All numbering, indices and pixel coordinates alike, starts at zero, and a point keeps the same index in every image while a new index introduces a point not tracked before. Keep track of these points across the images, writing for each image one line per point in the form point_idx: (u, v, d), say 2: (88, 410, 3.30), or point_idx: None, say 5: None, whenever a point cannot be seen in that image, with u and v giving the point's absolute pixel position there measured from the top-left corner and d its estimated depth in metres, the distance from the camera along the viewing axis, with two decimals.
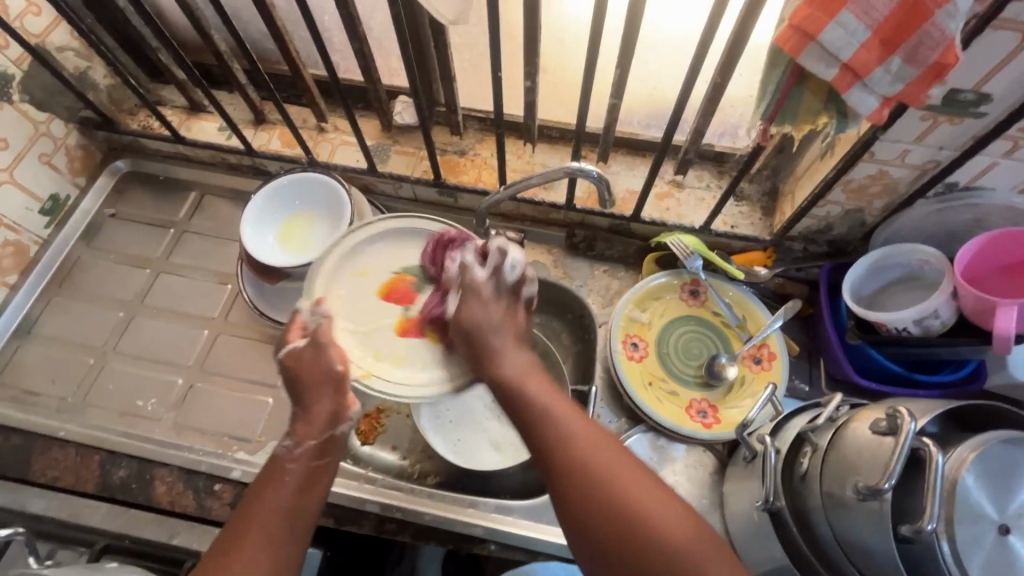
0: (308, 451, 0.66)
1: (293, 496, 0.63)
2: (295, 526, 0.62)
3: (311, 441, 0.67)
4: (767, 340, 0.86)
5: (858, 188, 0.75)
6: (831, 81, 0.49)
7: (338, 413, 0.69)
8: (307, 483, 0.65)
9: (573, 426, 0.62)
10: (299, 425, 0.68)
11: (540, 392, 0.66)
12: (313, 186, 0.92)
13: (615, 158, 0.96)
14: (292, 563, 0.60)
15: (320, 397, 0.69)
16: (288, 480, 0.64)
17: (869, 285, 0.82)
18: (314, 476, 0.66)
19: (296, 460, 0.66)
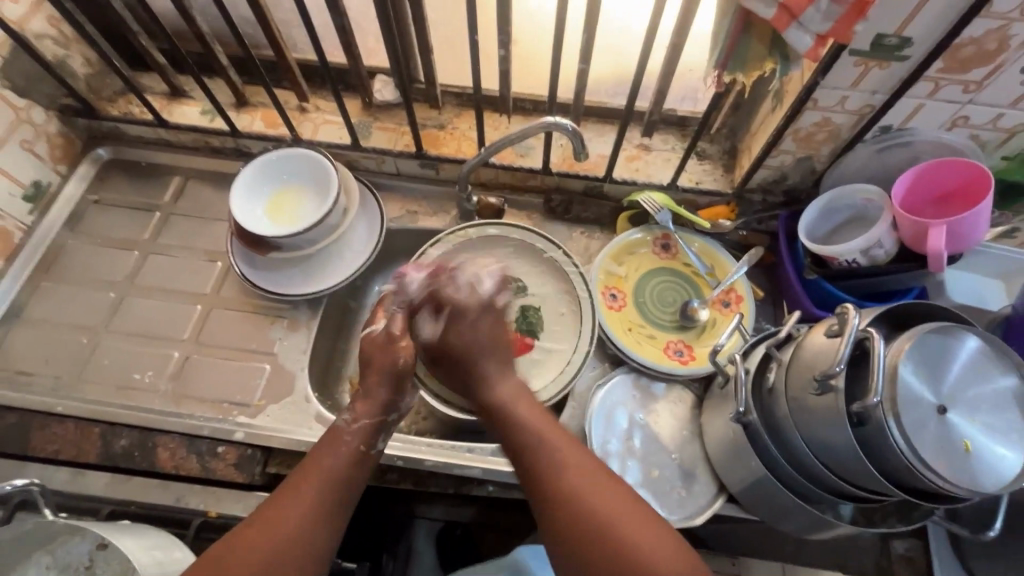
0: (362, 428, 0.71)
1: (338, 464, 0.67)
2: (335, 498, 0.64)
3: (366, 420, 0.72)
4: (734, 285, 0.94)
5: (806, 135, 0.83)
6: (770, 21, 0.55)
7: (392, 402, 0.75)
8: (353, 471, 0.67)
9: (564, 454, 0.63)
10: (359, 403, 0.73)
11: (559, 442, 0.65)
12: (298, 162, 0.95)
13: (587, 126, 1.03)
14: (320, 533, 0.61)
15: (380, 385, 0.75)
16: (341, 447, 0.68)
17: (822, 227, 0.90)
18: (360, 463, 0.68)
19: (351, 434, 0.70)
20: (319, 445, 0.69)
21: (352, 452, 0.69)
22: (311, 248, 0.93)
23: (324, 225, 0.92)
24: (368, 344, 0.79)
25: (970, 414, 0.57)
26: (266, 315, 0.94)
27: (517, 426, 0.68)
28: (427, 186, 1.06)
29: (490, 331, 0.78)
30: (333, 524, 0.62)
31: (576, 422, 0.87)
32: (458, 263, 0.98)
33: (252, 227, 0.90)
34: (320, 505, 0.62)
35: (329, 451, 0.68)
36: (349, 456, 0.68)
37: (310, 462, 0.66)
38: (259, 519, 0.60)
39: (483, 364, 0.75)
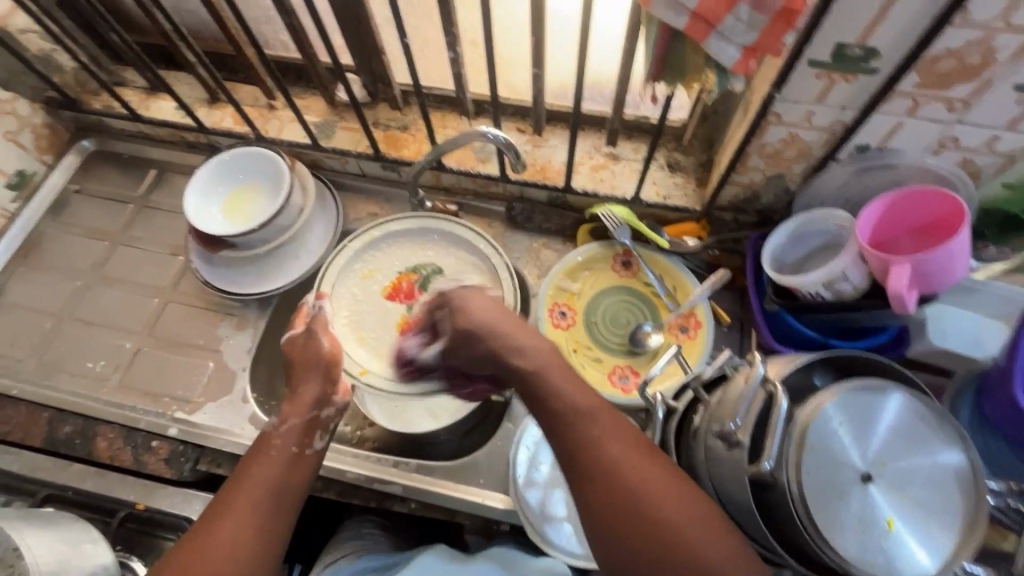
0: (293, 429, 0.69)
1: (278, 474, 0.64)
2: (276, 512, 0.62)
3: (295, 420, 0.69)
4: (695, 309, 0.87)
5: (773, 152, 0.75)
6: (683, 30, 0.49)
7: (324, 396, 0.73)
8: (289, 471, 0.65)
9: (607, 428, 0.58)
10: (285, 405, 0.71)
11: (606, 417, 0.58)
12: (254, 160, 0.95)
13: (553, 131, 0.98)
14: (270, 547, 0.60)
15: (308, 381, 0.73)
16: (275, 454, 0.66)
17: (792, 253, 0.81)
18: (297, 463, 0.66)
19: (283, 437, 0.68)
20: (252, 451, 0.67)
21: (288, 452, 0.66)
22: (263, 247, 0.92)
23: (274, 226, 0.91)
24: (293, 341, 0.78)
25: (900, 488, 0.50)
26: (217, 312, 0.95)
27: (560, 403, 0.60)
28: (389, 188, 1.05)
29: (488, 302, 0.71)
30: (271, 536, 0.60)
31: (507, 444, 0.83)
32: (383, 255, 0.95)
33: (205, 224, 0.91)
34: (254, 515, 0.60)
35: (269, 454, 0.66)
36: (283, 458, 0.66)
37: (244, 473, 0.64)
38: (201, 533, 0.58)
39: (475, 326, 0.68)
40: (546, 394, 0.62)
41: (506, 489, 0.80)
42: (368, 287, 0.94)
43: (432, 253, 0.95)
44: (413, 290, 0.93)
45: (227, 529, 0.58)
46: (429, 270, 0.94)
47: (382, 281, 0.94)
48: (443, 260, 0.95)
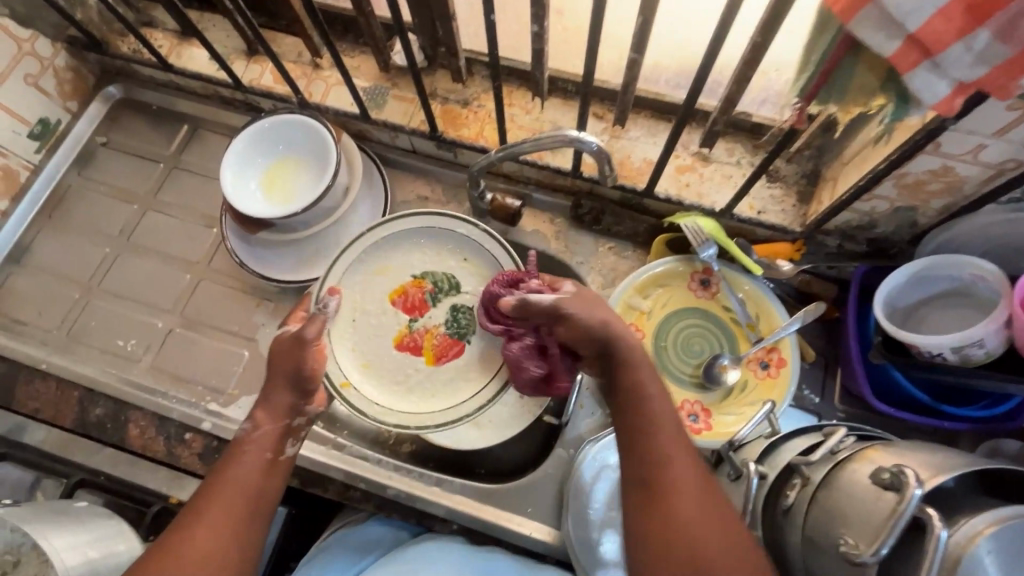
0: (266, 435, 0.62)
1: (257, 477, 0.59)
2: (256, 514, 0.57)
3: (269, 426, 0.62)
4: (779, 345, 0.78)
5: (914, 183, 0.63)
6: (889, 56, 0.40)
7: (298, 405, 0.64)
8: (261, 483, 0.59)
9: (686, 478, 0.54)
10: (256, 408, 0.63)
11: (682, 460, 0.55)
12: (298, 129, 0.85)
13: (635, 121, 0.86)
14: (254, 548, 0.57)
15: (279, 390, 0.64)
16: (250, 458, 0.60)
17: (907, 297, 0.71)
18: (271, 472, 0.60)
19: (255, 441, 0.61)
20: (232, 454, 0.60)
21: (259, 462, 0.60)
22: (307, 230, 0.84)
23: (320, 209, 0.82)
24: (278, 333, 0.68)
25: None
26: (253, 296, 0.89)
27: (643, 437, 0.56)
28: (442, 169, 0.94)
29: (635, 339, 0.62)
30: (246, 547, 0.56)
31: (560, 472, 0.78)
32: (389, 255, 0.84)
33: (244, 202, 0.82)
34: (231, 521, 0.56)
35: (243, 460, 0.60)
36: (261, 460, 0.60)
37: (219, 474, 0.59)
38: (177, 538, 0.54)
39: (619, 341, 0.60)
40: (634, 383, 0.59)
41: (555, 522, 0.76)
42: (376, 283, 0.84)
43: (444, 260, 0.84)
44: (421, 302, 0.83)
45: (205, 535, 0.54)
46: (445, 285, 0.83)
47: (390, 280, 0.83)
48: (457, 269, 0.84)
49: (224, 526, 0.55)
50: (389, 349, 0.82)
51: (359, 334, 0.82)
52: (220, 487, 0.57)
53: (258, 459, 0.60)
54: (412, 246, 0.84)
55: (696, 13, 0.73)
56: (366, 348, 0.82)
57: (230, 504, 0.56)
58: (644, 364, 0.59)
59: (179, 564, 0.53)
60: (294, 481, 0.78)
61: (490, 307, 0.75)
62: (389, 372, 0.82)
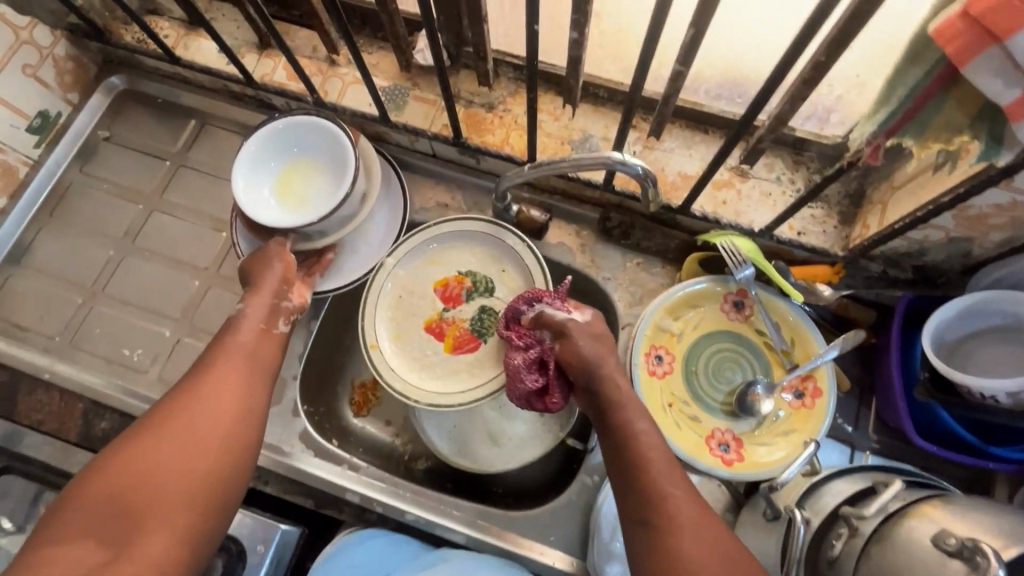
0: (258, 317, 0.69)
1: (243, 362, 0.64)
2: (246, 405, 0.61)
3: (261, 310, 0.69)
4: (814, 373, 0.74)
5: (976, 216, 0.59)
6: (1006, 102, 0.42)
7: (283, 291, 0.72)
8: (247, 359, 0.64)
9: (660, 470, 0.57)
10: (247, 294, 0.70)
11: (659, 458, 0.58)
12: (313, 132, 0.79)
13: (670, 131, 0.81)
14: (244, 434, 0.59)
15: (266, 271, 0.72)
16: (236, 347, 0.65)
17: (957, 331, 0.68)
18: (261, 346, 0.67)
19: (246, 319, 0.68)
20: (213, 351, 0.65)
21: (241, 352, 0.65)
22: (321, 240, 0.77)
23: (334, 218, 0.76)
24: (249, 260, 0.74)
25: None
26: None
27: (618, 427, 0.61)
28: (463, 175, 0.89)
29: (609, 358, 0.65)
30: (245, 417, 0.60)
31: (584, 499, 0.76)
32: (447, 248, 0.85)
33: (255, 209, 0.76)
34: (224, 404, 0.59)
35: (226, 355, 0.64)
36: (244, 353, 0.65)
37: (206, 364, 0.62)
38: (160, 421, 0.57)
39: (604, 373, 0.63)
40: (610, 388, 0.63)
41: (579, 552, 0.73)
42: (428, 270, 0.85)
43: (489, 265, 0.84)
44: (459, 297, 0.83)
45: (196, 414, 0.57)
46: (486, 289, 0.83)
47: (440, 270, 0.84)
48: (498, 279, 0.83)
49: (215, 411, 0.58)
50: (417, 327, 0.83)
51: (393, 313, 0.84)
52: (211, 372, 0.61)
53: (253, 334, 0.67)
54: (468, 246, 0.85)
55: (744, 21, 0.68)
56: (397, 318, 0.83)
57: (224, 390, 0.60)
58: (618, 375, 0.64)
59: (166, 440, 0.55)
60: (308, 502, 0.76)
61: (507, 320, 0.75)
62: (412, 349, 0.82)
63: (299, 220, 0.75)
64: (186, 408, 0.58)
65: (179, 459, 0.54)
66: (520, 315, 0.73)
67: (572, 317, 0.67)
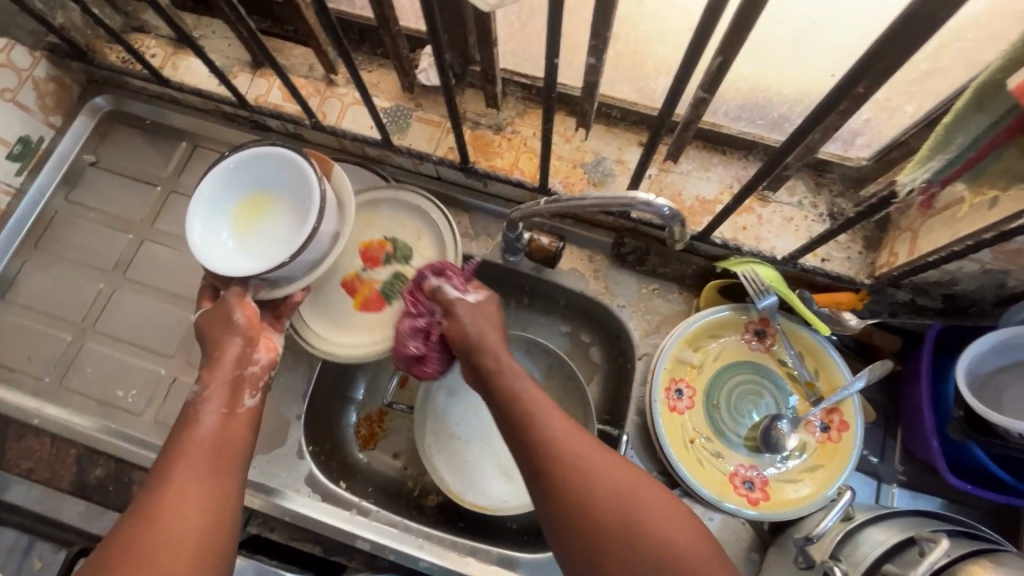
0: (219, 395, 0.63)
1: (208, 457, 0.59)
2: (222, 503, 0.57)
3: (221, 385, 0.63)
4: (840, 405, 0.72)
5: (1016, 250, 0.56)
6: None
7: (244, 356, 0.65)
8: (212, 451, 0.59)
9: (648, 501, 0.54)
10: (205, 370, 0.64)
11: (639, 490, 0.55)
12: (279, 163, 0.68)
13: (687, 153, 0.78)
14: (225, 540, 0.56)
15: (225, 342, 0.65)
16: (199, 439, 0.59)
17: (990, 363, 0.65)
18: (229, 430, 0.62)
19: (207, 403, 0.62)
20: (172, 447, 0.59)
21: (205, 444, 0.59)
22: (286, 287, 0.68)
23: (300, 262, 0.66)
24: (207, 316, 0.67)
25: None
26: None
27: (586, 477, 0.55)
28: (469, 198, 0.85)
29: (495, 329, 0.66)
30: (220, 521, 0.56)
31: None
32: (377, 213, 0.80)
33: (210, 255, 0.67)
34: (196, 513, 0.55)
35: (186, 449, 0.58)
36: (207, 445, 0.59)
37: (164, 471, 0.56)
38: (122, 551, 0.51)
39: (484, 349, 0.64)
40: (551, 431, 0.57)
41: None
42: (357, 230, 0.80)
43: (412, 234, 0.79)
44: (378, 259, 0.78)
45: (169, 536, 0.52)
46: (406, 256, 0.78)
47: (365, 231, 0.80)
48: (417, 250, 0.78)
49: (189, 523, 0.54)
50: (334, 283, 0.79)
51: None
52: (175, 478, 0.56)
53: (218, 418, 0.62)
54: (395, 213, 0.80)
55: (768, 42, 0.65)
56: None
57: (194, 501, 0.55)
58: (563, 422, 0.59)
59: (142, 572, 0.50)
60: (318, 550, 0.74)
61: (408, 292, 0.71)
62: (322, 303, 0.78)
63: (259, 265, 0.66)
64: (150, 532, 0.52)
65: None
66: (419, 289, 0.70)
67: (463, 297, 0.66)
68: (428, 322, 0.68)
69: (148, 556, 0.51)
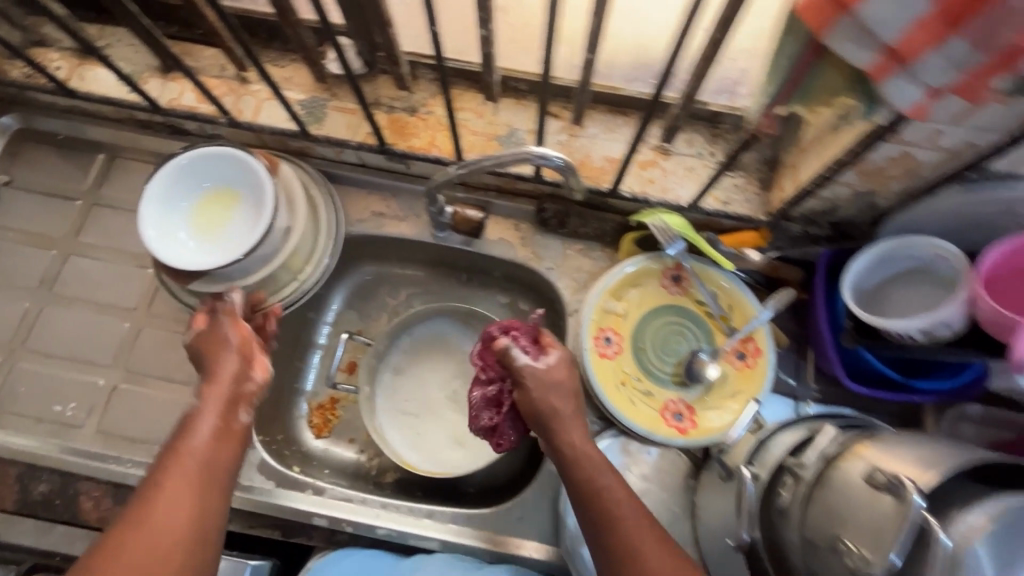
0: (216, 409, 0.63)
1: (198, 471, 0.58)
2: (207, 521, 0.56)
3: (217, 401, 0.63)
4: (753, 334, 0.78)
5: (874, 169, 0.64)
6: (868, 67, 0.45)
7: (241, 374, 0.66)
8: (204, 467, 0.58)
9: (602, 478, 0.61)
10: (203, 385, 0.65)
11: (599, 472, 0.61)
12: (222, 164, 0.76)
13: (592, 117, 0.83)
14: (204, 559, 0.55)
15: (223, 359, 0.67)
16: (192, 452, 0.59)
17: (873, 278, 0.72)
18: (222, 445, 0.61)
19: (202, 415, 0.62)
20: (164, 456, 0.58)
21: (197, 460, 0.58)
22: (243, 279, 0.76)
23: (258, 255, 0.74)
24: (199, 335, 0.69)
25: None
26: None
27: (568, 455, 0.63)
28: (394, 181, 0.88)
29: (559, 388, 0.66)
30: (204, 534, 0.55)
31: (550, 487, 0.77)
32: None
33: (167, 250, 0.73)
34: (180, 528, 0.54)
35: (180, 461, 0.58)
36: (200, 459, 0.59)
37: (154, 480, 0.56)
38: (106, 551, 0.52)
39: (552, 416, 0.64)
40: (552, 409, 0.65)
41: (553, 538, 0.75)
42: None
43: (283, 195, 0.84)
44: None
45: (152, 548, 0.52)
46: None
47: None
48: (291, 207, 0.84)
49: (172, 537, 0.53)
50: None
51: None
52: (165, 489, 0.55)
53: (212, 433, 0.61)
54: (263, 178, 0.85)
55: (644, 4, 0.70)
56: None
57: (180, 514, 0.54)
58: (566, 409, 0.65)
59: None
60: (276, 533, 0.75)
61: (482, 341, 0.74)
62: None
63: (218, 259, 0.73)
64: (134, 541, 0.52)
65: None
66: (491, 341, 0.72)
67: (533, 362, 0.66)
68: (498, 387, 0.71)
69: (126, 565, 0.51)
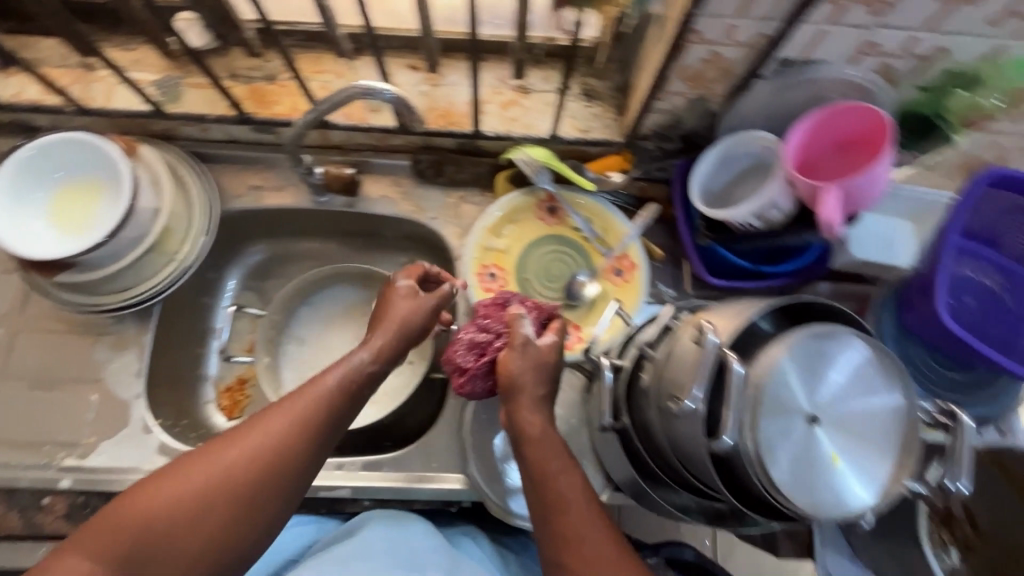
0: (369, 366, 0.62)
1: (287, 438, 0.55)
2: (257, 501, 0.53)
3: (380, 359, 0.63)
4: (627, 251, 0.83)
5: (695, 73, 0.69)
6: None
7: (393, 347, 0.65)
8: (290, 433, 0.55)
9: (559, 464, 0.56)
10: (379, 336, 0.64)
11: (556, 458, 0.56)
12: (70, 150, 0.74)
13: (451, 65, 0.85)
14: (238, 539, 0.52)
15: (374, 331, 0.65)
16: (314, 405, 0.57)
17: (720, 179, 0.78)
18: (336, 414, 0.58)
19: (356, 362, 0.62)
20: (301, 392, 0.58)
21: (302, 417, 0.56)
22: (115, 265, 0.74)
23: (122, 239, 0.73)
24: (386, 294, 0.69)
25: (845, 428, 0.49)
26: (84, 335, 0.80)
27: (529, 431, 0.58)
28: (267, 153, 0.88)
29: (544, 363, 0.61)
30: (241, 504, 0.52)
31: (454, 423, 0.79)
32: None
33: (22, 244, 0.71)
34: (227, 489, 0.52)
35: (290, 405, 0.57)
36: (305, 416, 0.56)
37: (247, 424, 0.56)
38: (167, 473, 0.52)
39: (526, 389, 0.59)
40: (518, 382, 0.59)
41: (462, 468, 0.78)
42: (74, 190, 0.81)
43: None
44: None
45: (197, 496, 0.51)
46: None
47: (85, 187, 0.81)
48: None
49: (219, 495, 0.52)
50: None
51: None
52: (235, 437, 0.54)
53: (347, 388, 0.60)
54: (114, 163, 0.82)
55: None
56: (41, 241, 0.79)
57: (233, 471, 0.53)
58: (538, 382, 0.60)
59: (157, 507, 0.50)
60: None
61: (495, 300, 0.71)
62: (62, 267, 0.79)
63: (78, 247, 0.72)
64: (186, 474, 0.52)
65: (158, 534, 0.50)
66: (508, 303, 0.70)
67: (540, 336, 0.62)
68: (492, 338, 0.66)
69: (168, 495, 0.51)
